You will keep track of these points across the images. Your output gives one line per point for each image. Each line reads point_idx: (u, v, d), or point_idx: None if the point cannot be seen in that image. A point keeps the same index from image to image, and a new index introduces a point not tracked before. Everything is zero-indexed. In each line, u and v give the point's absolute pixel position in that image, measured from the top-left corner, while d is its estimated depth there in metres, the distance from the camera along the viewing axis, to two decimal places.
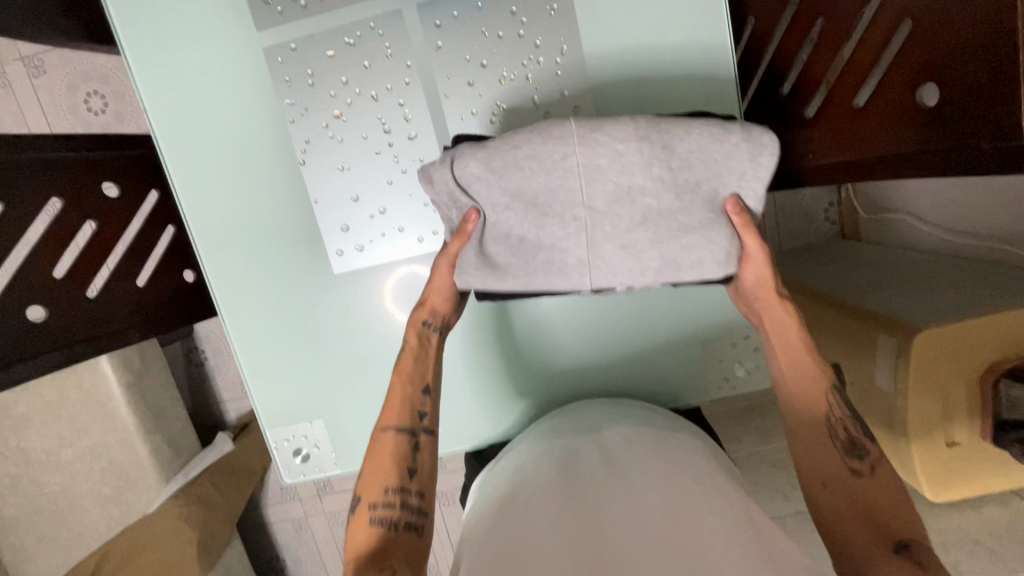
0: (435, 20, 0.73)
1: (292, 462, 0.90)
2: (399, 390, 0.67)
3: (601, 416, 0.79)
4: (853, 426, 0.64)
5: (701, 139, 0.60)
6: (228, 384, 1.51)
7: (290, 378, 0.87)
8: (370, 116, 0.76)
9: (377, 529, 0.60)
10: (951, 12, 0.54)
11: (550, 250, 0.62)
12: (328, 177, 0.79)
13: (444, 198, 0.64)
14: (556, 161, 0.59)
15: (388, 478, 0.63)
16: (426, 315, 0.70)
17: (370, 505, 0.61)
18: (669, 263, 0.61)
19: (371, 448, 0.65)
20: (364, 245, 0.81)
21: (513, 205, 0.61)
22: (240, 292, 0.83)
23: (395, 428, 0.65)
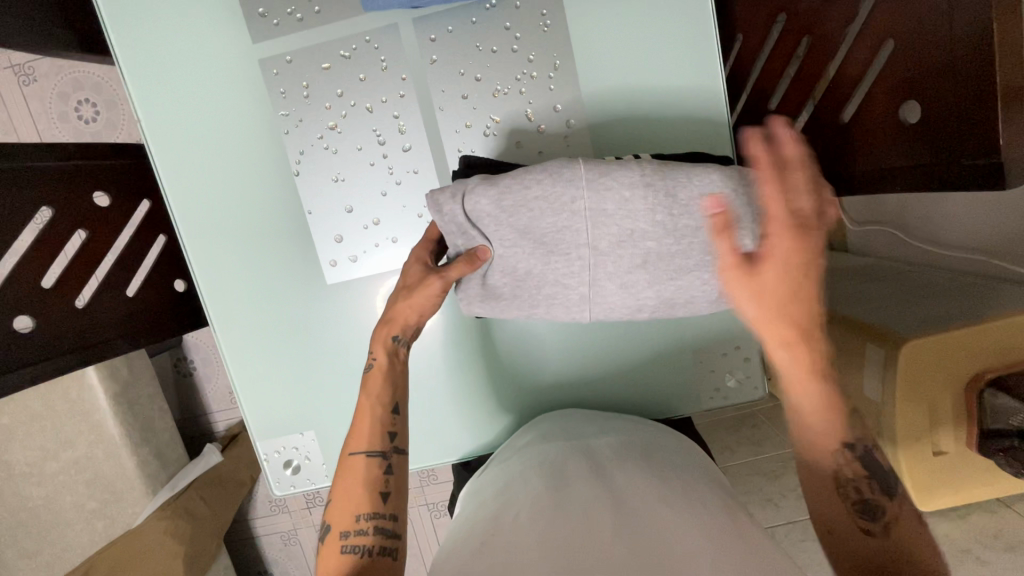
0: (430, 34, 0.74)
1: (282, 474, 0.89)
2: (365, 411, 0.68)
3: (594, 429, 0.79)
4: (868, 486, 0.57)
5: (701, 188, 0.62)
6: (217, 395, 1.49)
7: (280, 389, 0.86)
8: (365, 128, 0.77)
9: (348, 558, 0.60)
10: (930, 33, 0.55)
11: (554, 285, 0.66)
12: (322, 189, 0.79)
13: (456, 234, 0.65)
14: (565, 204, 0.62)
15: (359, 504, 0.63)
16: (392, 331, 0.70)
17: (341, 534, 0.62)
18: (663, 300, 0.67)
19: (341, 475, 0.66)
20: (357, 256, 0.81)
21: (521, 242, 0.64)
22: (231, 301, 0.83)
23: (365, 452, 0.66)
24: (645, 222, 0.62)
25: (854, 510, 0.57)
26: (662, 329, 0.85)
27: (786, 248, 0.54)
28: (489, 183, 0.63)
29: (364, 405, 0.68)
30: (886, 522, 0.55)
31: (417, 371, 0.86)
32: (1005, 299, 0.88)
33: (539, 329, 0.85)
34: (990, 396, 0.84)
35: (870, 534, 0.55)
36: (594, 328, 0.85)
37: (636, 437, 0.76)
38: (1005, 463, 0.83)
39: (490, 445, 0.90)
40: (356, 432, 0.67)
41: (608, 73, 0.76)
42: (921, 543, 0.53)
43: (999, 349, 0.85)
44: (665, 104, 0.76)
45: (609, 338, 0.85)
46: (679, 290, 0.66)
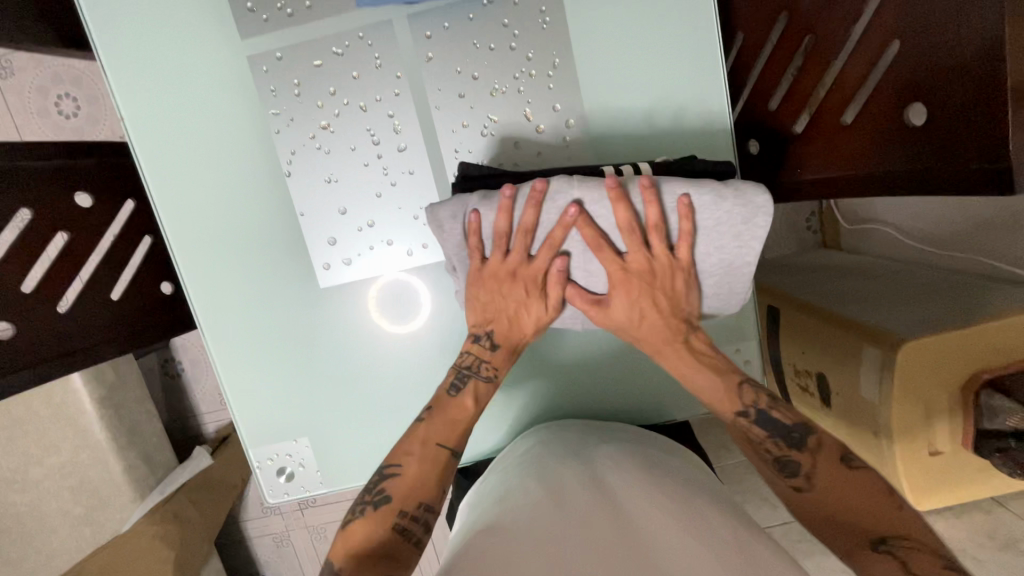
0: (425, 31, 0.72)
1: (276, 481, 0.87)
2: (466, 413, 0.68)
3: (593, 436, 0.79)
4: (776, 445, 0.65)
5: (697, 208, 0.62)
6: (207, 397, 1.46)
7: (273, 396, 0.84)
8: (359, 128, 0.75)
9: (395, 535, 0.60)
10: (938, 34, 0.55)
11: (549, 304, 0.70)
12: (315, 190, 0.77)
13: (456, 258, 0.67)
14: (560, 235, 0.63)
15: (427, 491, 0.63)
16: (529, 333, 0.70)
17: (399, 509, 0.61)
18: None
19: (416, 453, 0.65)
20: (351, 259, 0.79)
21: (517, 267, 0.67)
22: (221, 306, 0.80)
23: (453, 448, 0.66)
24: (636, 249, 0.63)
25: (778, 471, 0.65)
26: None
27: (629, 296, 0.65)
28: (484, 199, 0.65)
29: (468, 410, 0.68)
30: (807, 475, 0.63)
31: (411, 377, 0.83)
32: (1003, 300, 0.88)
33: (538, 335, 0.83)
34: (988, 397, 0.85)
35: (801, 489, 0.63)
36: (593, 334, 0.83)
37: (640, 447, 0.76)
38: (1002, 464, 0.85)
39: (489, 451, 0.89)
40: (448, 426, 0.67)
41: (608, 74, 0.74)
42: (841, 484, 0.62)
43: (996, 350, 0.86)
44: (666, 106, 0.75)
45: (611, 341, 0.84)
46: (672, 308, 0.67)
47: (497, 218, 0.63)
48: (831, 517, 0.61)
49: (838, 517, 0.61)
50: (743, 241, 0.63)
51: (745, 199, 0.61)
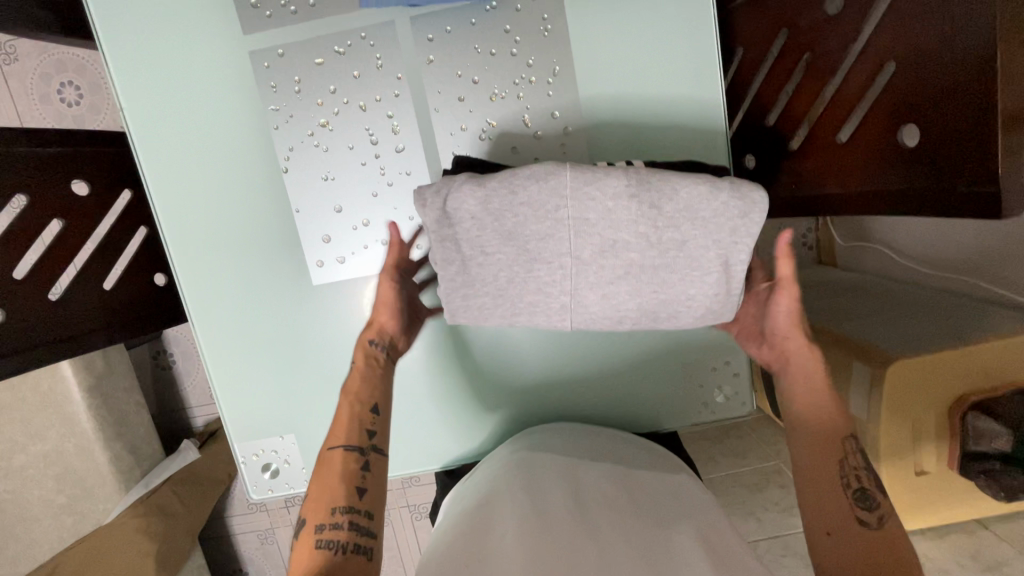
0: (428, 34, 0.73)
1: (261, 478, 0.87)
2: (344, 411, 0.70)
3: (585, 454, 0.77)
4: (868, 478, 0.64)
5: (690, 199, 0.60)
6: (198, 390, 1.46)
7: (263, 393, 0.84)
8: (358, 127, 0.75)
9: (322, 553, 0.59)
10: (933, 60, 0.55)
11: (536, 293, 0.65)
12: (311, 187, 0.77)
13: (436, 239, 0.64)
14: (548, 211, 0.61)
15: (335, 498, 0.63)
16: (371, 334, 0.74)
17: (316, 527, 0.61)
18: (642, 309, 0.65)
19: (319, 470, 0.67)
20: (345, 257, 0.79)
21: (504, 248, 0.63)
22: (213, 300, 0.80)
23: (342, 446, 0.67)
24: (627, 236, 0.61)
25: (850, 497, 0.63)
26: (657, 341, 0.83)
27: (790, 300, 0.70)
28: (476, 182, 0.61)
29: (344, 402, 0.70)
30: (880, 514, 0.61)
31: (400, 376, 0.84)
32: (992, 323, 0.88)
33: (532, 333, 0.83)
34: (972, 419, 0.84)
35: (864, 523, 0.60)
36: (586, 338, 0.83)
37: (636, 474, 0.73)
38: (987, 486, 0.84)
39: (475, 455, 0.89)
40: (335, 427, 0.69)
41: (610, 84, 0.75)
42: (906, 543, 0.59)
43: (982, 372, 0.86)
44: (665, 116, 0.76)
45: (608, 340, 0.83)
46: (659, 304, 0.65)
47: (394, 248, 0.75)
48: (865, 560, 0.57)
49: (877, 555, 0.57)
50: (739, 236, 0.60)
51: (741, 192, 0.59)
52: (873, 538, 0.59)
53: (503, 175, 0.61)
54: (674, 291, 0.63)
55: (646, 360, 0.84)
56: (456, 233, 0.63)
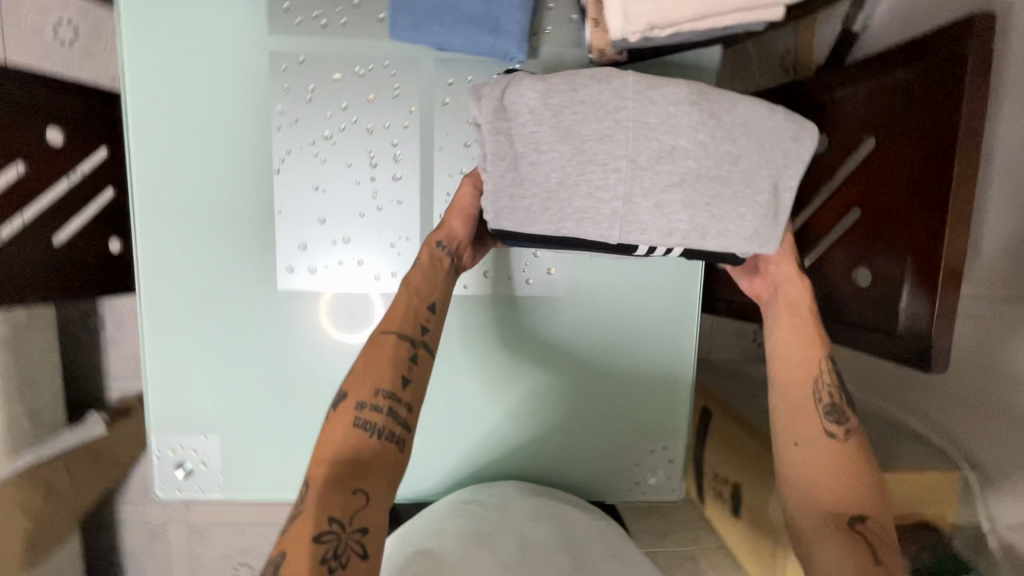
0: (448, 78, 0.75)
1: (171, 475, 0.82)
2: (404, 294, 0.65)
3: (542, 506, 0.76)
4: (839, 394, 0.63)
5: (747, 115, 0.53)
6: (120, 363, 1.38)
7: (197, 386, 0.80)
8: (360, 147, 0.76)
9: (359, 431, 0.56)
10: (890, 215, 0.62)
11: (587, 200, 0.54)
12: (300, 194, 0.76)
13: (487, 131, 0.54)
14: (608, 111, 0.52)
15: (380, 378, 0.59)
16: (441, 237, 0.69)
17: (356, 404, 0.58)
18: (696, 226, 0.54)
19: (369, 349, 0.62)
20: (317, 269, 0.78)
21: (560, 146, 0.53)
22: (169, 283, 0.78)
23: (396, 332, 0.62)
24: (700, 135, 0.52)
25: (822, 411, 0.62)
26: (613, 403, 0.84)
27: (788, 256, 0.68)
28: (538, 77, 0.54)
29: (402, 292, 0.65)
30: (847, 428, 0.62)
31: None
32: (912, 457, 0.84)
33: (490, 367, 0.82)
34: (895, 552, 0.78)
35: (832, 435, 0.61)
36: (544, 386, 0.83)
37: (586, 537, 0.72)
38: None
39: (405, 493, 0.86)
40: (391, 311, 0.64)
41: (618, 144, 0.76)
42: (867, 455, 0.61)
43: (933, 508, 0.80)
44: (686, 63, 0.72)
45: (566, 390, 0.84)
46: (714, 216, 0.54)
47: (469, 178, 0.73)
48: (820, 470, 0.60)
49: (839, 470, 0.59)
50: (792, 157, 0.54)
51: (797, 114, 0.55)
52: (837, 451, 0.60)
53: (565, 73, 0.54)
54: (728, 206, 0.54)
55: (601, 417, 0.85)
56: (511, 128, 0.54)
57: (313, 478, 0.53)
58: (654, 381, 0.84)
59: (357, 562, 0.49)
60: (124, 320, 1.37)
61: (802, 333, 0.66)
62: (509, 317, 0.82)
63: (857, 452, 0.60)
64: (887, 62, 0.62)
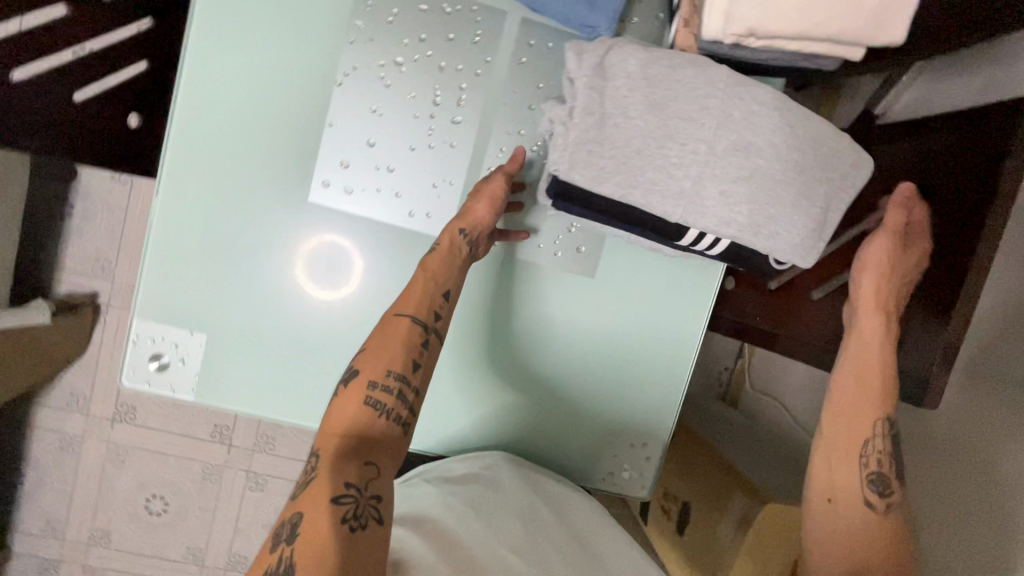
0: (530, 40, 0.75)
1: (145, 366, 0.77)
2: (421, 282, 0.68)
3: (526, 485, 0.78)
4: (887, 466, 0.69)
5: (817, 132, 0.58)
6: (77, 254, 1.43)
7: (195, 279, 0.77)
8: (427, 82, 0.75)
9: (371, 408, 0.59)
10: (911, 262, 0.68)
11: (658, 172, 0.56)
12: (355, 112, 0.75)
13: (582, 85, 0.56)
14: (698, 95, 0.56)
15: (393, 359, 0.62)
16: (464, 224, 0.70)
17: (369, 383, 0.60)
18: (750, 224, 0.57)
19: (381, 331, 0.65)
20: (352, 190, 0.77)
21: (646, 116, 0.56)
22: (196, 167, 0.75)
23: (411, 316, 0.65)
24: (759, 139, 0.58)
25: (865, 479, 0.68)
26: (605, 391, 0.85)
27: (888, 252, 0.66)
28: (640, 48, 0.56)
29: (420, 278, 0.67)
30: (888, 503, 0.67)
31: (352, 322, 0.80)
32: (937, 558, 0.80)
33: (498, 329, 0.83)
34: None
35: (871, 506, 0.67)
36: (543, 361, 0.84)
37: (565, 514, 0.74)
38: None
39: None
40: (405, 297, 0.67)
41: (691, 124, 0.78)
42: (898, 528, 0.67)
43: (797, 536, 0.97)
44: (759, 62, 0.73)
45: (563, 368, 0.85)
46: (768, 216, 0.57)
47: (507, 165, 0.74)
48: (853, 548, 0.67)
49: (869, 549, 0.66)
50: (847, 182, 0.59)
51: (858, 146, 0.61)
52: (875, 521, 0.67)
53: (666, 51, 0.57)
54: (784, 211, 0.57)
55: (598, 399, 0.86)
56: (604, 89, 0.56)
57: (324, 451, 0.56)
58: (651, 379, 0.86)
59: (374, 525, 0.52)
60: (109, 223, 1.43)
61: (862, 395, 0.68)
62: (527, 286, 0.82)
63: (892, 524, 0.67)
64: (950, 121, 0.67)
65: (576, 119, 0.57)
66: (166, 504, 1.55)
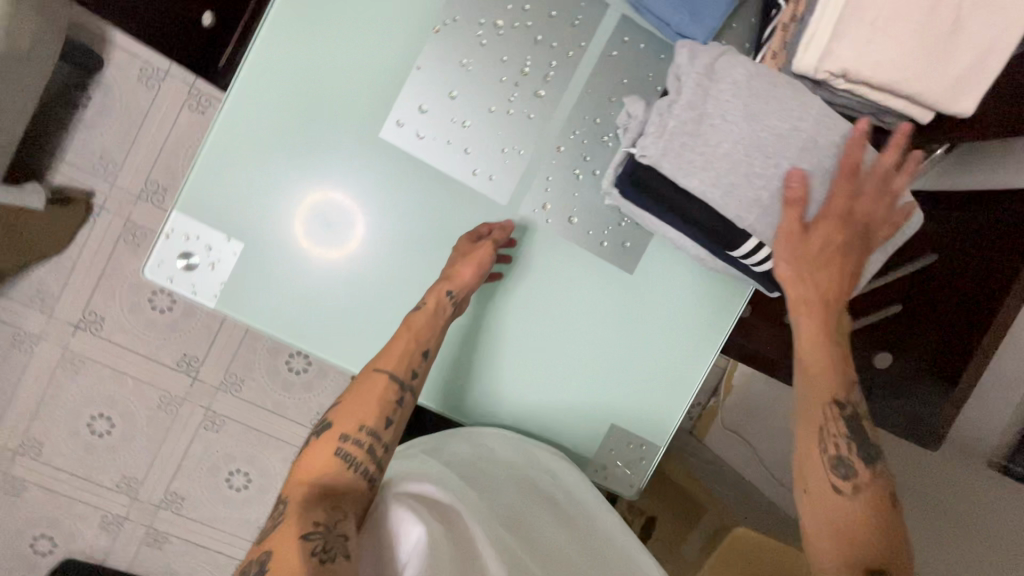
0: (624, 36, 0.78)
1: (173, 262, 0.75)
2: (405, 338, 0.74)
3: (529, 469, 0.80)
4: (847, 445, 0.68)
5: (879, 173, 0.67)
6: (82, 149, 1.38)
7: (245, 187, 0.76)
8: (520, 50, 0.77)
9: (340, 460, 0.65)
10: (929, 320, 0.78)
11: (748, 178, 0.64)
12: (445, 61, 0.76)
13: (693, 82, 0.63)
14: (795, 115, 0.64)
15: (366, 416, 0.69)
16: (452, 287, 0.75)
17: (341, 436, 0.67)
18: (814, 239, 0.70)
19: (360, 386, 0.71)
20: (424, 136, 0.77)
21: (744, 124, 0.63)
22: (274, 78, 0.74)
23: (389, 372, 0.72)
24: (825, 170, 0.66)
25: (830, 464, 0.67)
26: (617, 384, 0.87)
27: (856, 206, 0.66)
28: (749, 63, 0.63)
29: (404, 335, 0.73)
30: (857, 483, 0.66)
31: (395, 263, 0.80)
32: None
33: (528, 303, 0.84)
34: None
35: (843, 491, 0.66)
36: (566, 343, 0.85)
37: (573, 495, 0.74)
38: None
39: None
40: (387, 352, 0.73)
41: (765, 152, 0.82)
42: (875, 508, 0.66)
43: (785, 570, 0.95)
44: None
45: (583, 354, 0.86)
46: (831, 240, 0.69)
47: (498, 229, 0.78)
48: (845, 532, 0.65)
49: (856, 529, 0.65)
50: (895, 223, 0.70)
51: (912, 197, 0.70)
52: (849, 506, 0.66)
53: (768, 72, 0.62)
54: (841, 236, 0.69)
55: (596, 369, 0.86)
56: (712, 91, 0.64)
57: (293, 497, 0.61)
58: (663, 381, 0.88)
59: (344, 560, 0.54)
60: (130, 124, 1.39)
61: (819, 375, 0.70)
62: (567, 266, 0.83)
63: (866, 502, 0.65)
64: (1000, 206, 0.76)
65: (677, 111, 0.64)
66: (111, 425, 1.48)
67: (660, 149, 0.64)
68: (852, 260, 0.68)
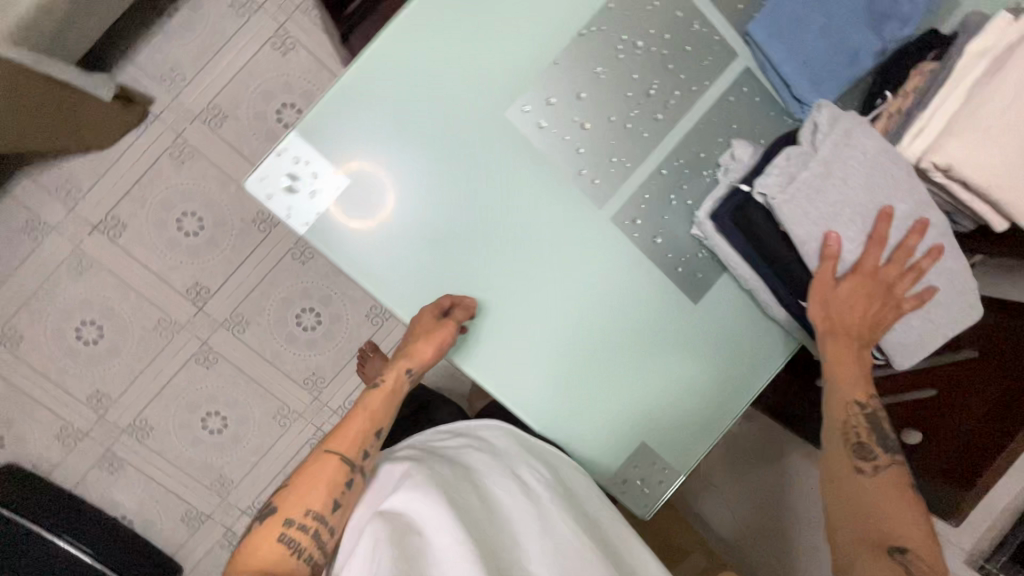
0: (741, 86, 0.85)
1: (279, 180, 0.75)
2: (360, 419, 0.73)
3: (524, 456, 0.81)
4: (871, 436, 0.76)
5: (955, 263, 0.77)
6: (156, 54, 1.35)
7: (365, 128, 0.77)
8: (651, 72, 0.82)
9: (282, 549, 0.64)
10: None
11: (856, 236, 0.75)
12: (582, 63, 0.80)
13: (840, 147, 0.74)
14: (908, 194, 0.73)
15: (314, 500, 0.67)
16: (410, 364, 0.78)
17: (285, 522, 0.65)
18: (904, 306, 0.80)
19: (311, 465, 0.69)
20: (545, 126, 0.81)
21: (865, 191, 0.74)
22: (420, 32, 0.75)
23: (341, 455, 0.70)
24: (919, 251, 0.76)
25: (857, 455, 0.75)
26: (656, 403, 0.90)
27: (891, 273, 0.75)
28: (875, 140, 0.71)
29: (359, 416, 0.73)
30: (875, 464, 0.74)
31: (485, 237, 0.82)
32: None
33: (593, 306, 0.86)
34: None
35: (865, 471, 0.74)
36: (620, 352, 0.88)
37: (562, 513, 0.73)
38: None
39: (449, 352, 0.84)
40: (340, 432, 0.72)
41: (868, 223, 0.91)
42: (900, 490, 0.72)
43: None
44: None
45: (632, 367, 0.89)
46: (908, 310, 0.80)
47: (460, 306, 0.81)
48: (874, 509, 0.72)
49: (876, 504, 0.72)
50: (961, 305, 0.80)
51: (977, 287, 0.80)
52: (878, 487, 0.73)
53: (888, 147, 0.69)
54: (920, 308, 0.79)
55: (613, 382, 0.88)
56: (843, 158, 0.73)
57: None
58: (698, 410, 0.91)
59: None
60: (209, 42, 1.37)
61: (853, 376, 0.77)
62: (640, 281, 0.87)
63: (898, 478, 0.73)
64: None
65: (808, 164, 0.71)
66: (100, 335, 1.38)
67: (789, 195, 0.72)
68: (875, 308, 0.75)
